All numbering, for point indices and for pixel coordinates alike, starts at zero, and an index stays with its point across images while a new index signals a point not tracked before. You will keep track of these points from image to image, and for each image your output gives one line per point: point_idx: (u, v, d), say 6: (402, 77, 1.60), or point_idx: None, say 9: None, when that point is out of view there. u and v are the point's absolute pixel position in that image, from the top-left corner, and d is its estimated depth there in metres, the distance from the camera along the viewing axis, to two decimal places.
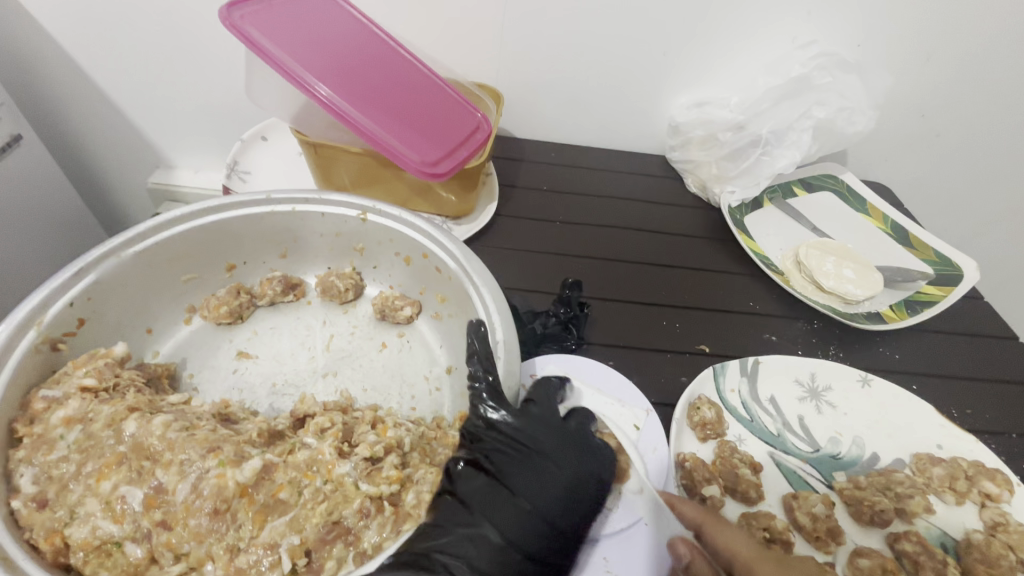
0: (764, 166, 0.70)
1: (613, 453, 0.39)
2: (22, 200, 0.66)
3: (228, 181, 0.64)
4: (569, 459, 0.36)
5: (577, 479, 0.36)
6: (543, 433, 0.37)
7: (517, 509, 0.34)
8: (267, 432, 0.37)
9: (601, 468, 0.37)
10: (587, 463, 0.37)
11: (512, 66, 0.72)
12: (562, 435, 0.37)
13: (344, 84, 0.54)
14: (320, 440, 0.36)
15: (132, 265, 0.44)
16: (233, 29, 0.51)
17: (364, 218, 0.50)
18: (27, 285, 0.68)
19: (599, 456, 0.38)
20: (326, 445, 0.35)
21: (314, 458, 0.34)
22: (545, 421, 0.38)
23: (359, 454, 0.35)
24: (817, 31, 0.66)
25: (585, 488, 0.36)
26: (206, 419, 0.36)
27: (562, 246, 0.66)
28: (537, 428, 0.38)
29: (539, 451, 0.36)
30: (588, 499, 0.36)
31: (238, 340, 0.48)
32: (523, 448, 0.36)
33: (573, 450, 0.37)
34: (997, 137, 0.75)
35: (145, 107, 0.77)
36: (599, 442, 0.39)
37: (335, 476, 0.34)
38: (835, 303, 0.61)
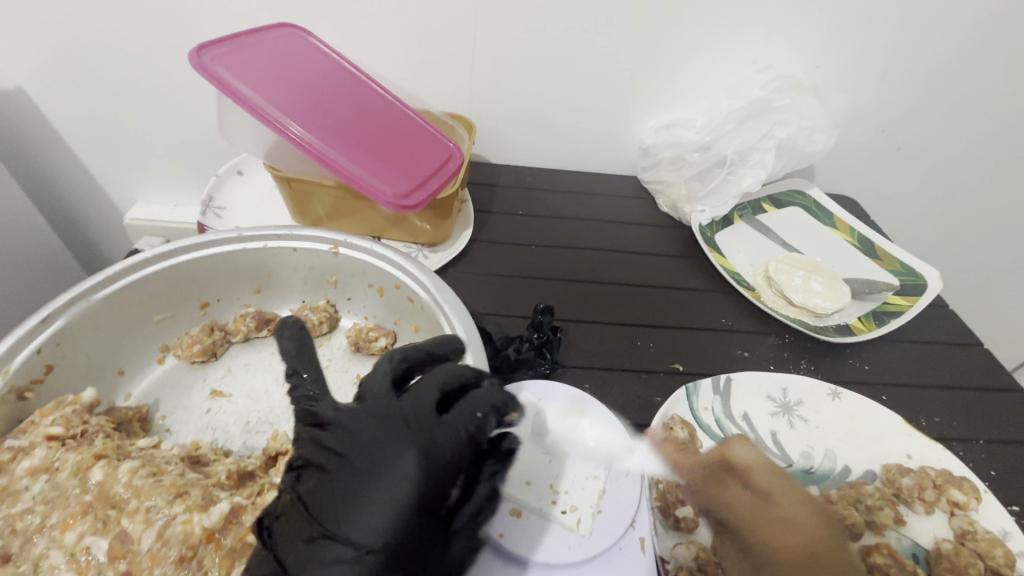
0: (732, 186, 0.72)
1: (443, 433, 0.35)
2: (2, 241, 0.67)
3: (204, 218, 0.64)
4: (370, 457, 0.33)
5: (389, 482, 0.32)
6: (359, 437, 0.35)
7: (331, 525, 0.31)
8: (237, 473, 0.37)
9: (422, 454, 0.33)
10: (398, 454, 0.33)
11: (484, 96, 0.73)
12: (381, 428, 0.35)
13: (316, 122, 0.56)
14: None
15: (102, 308, 0.44)
16: (202, 72, 0.52)
17: (336, 251, 0.50)
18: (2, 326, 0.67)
19: (425, 439, 0.34)
20: None
21: None
22: (360, 420, 0.35)
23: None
24: (775, 55, 0.69)
25: (401, 485, 0.32)
26: (174, 463, 0.36)
27: (538, 269, 0.67)
28: (348, 429, 0.35)
29: (343, 458, 0.34)
30: (410, 493, 0.32)
31: (212, 378, 0.48)
32: (329, 460, 0.34)
33: (375, 448, 0.34)
34: (953, 150, 0.78)
35: (125, 142, 0.78)
36: (431, 422, 0.35)
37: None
38: (805, 317, 0.63)
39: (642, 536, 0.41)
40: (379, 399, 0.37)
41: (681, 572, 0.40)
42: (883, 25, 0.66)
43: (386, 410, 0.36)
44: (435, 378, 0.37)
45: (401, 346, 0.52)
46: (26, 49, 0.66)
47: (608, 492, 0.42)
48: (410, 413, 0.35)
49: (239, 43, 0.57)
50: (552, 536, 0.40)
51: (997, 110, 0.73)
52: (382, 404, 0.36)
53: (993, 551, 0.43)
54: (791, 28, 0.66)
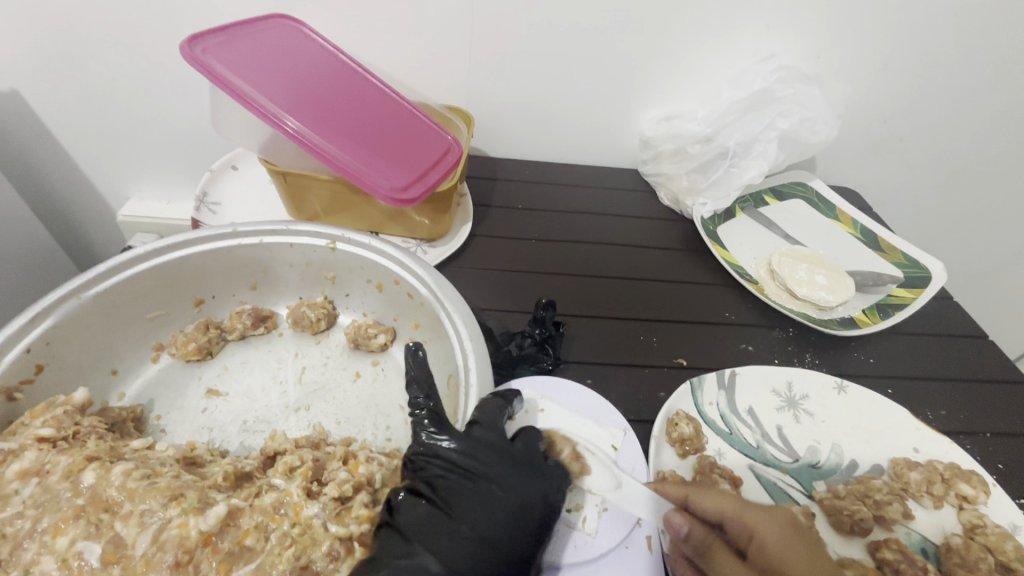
0: (733, 178, 0.71)
1: (557, 470, 0.38)
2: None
3: (198, 213, 0.63)
4: (506, 479, 0.35)
5: (529, 505, 0.34)
6: (492, 459, 0.36)
7: (476, 534, 0.32)
8: (234, 474, 0.36)
9: (547, 489, 0.36)
10: (532, 485, 0.35)
11: (482, 88, 0.72)
12: (512, 454, 0.36)
13: (311, 114, 0.54)
14: (287, 480, 0.36)
15: (94, 306, 0.43)
16: (194, 63, 0.50)
17: (334, 246, 0.49)
18: None
19: (546, 476, 0.37)
20: (293, 486, 0.35)
21: (281, 500, 0.34)
22: (489, 441, 0.36)
23: (327, 494, 0.35)
24: (778, 45, 0.68)
25: (534, 512, 0.34)
26: (169, 465, 0.36)
27: (538, 264, 0.66)
28: (481, 448, 0.36)
29: (483, 474, 0.35)
30: (541, 521, 0.34)
31: (207, 376, 0.47)
32: (468, 472, 0.35)
33: (516, 473, 0.35)
34: (957, 140, 0.77)
35: (116, 137, 0.77)
36: (547, 465, 0.38)
37: (302, 518, 0.33)
38: (809, 310, 0.62)
39: (649, 533, 0.39)
40: (497, 422, 0.38)
41: None
42: (888, 13, 0.65)
43: (510, 438, 0.37)
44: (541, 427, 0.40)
45: (401, 342, 0.51)
46: (11, 40, 0.64)
47: (612, 490, 0.41)
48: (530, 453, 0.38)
49: (232, 34, 0.56)
50: (556, 535, 0.39)
51: (1000, 100, 0.73)
52: (505, 432, 0.37)
53: (1003, 545, 0.42)
54: (794, 16, 0.65)
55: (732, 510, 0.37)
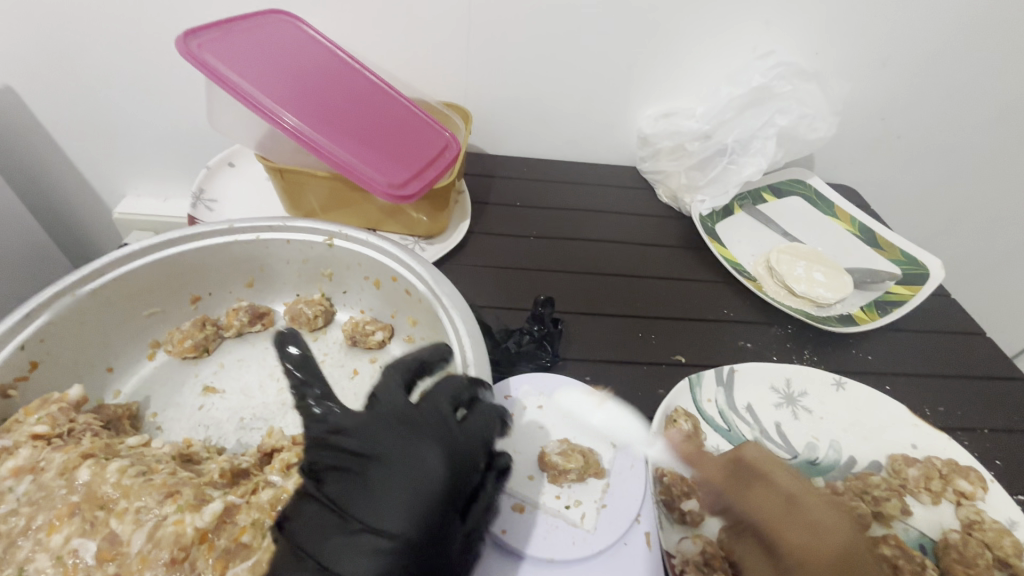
0: (732, 175, 0.71)
1: (470, 433, 0.35)
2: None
3: (195, 210, 0.62)
4: (393, 458, 0.32)
5: (419, 476, 0.31)
6: (379, 441, 0.33)
7: (369, 521, 0.30)
8: (231, 471, 0.36)
9: (449, 454, 0.33)
10: (430, 451, 0.32)
11: (480, 84, 0.72)
12: (401, 431, 0.33)
13: (309, 110, 0.54)
14: (285, 477, 0.36)
15: (88, 303, 0.43)
16: (190, 59, 0.50)
17: (331, 242, 0.49)
18: None
19: (449, 441, 0.33)
20: (291, 483, 0.35)
21: (279, 497, 0.34)
22: (379, 420, 0.34)
23: None
24: (777, 41, 0.68)
25: (431, 482, 0.31)
26: (165, 462, 0.35)
27: (537, 261, 0.65)
28: (368, 432, 0.34)
29: (370, 459, 0.32)
30: (439, 490, 0.31)
31: (204, 373, 0.46)
32: (353, 460, 0.33)
33: (403, 445, 0.33)
34: (955, 137, 0.78)
35: (113, 134, 0.77)
36: (454, 429, 0.34)
37: None
38: (807, 307, 0.62)
39: (647, 530, 0.39)
40: (395, 397, 0.36)
41: (688, 567, 0.39)
42: (886, 9, 0.65)
43: (405, 410, 0.35)
44: (449, 383, 0.37)
45: (399, 339, 0.51)
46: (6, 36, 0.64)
47: (610, 486, 0.41)
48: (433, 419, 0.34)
49: (228, 29, 0.55)
50: (556, 533, 0.38)
51: (998, 97, 0.73)
52: (399, 405, 0.35)
53: (1001, 541, 0.42)
54: (792, 12, 0.65)
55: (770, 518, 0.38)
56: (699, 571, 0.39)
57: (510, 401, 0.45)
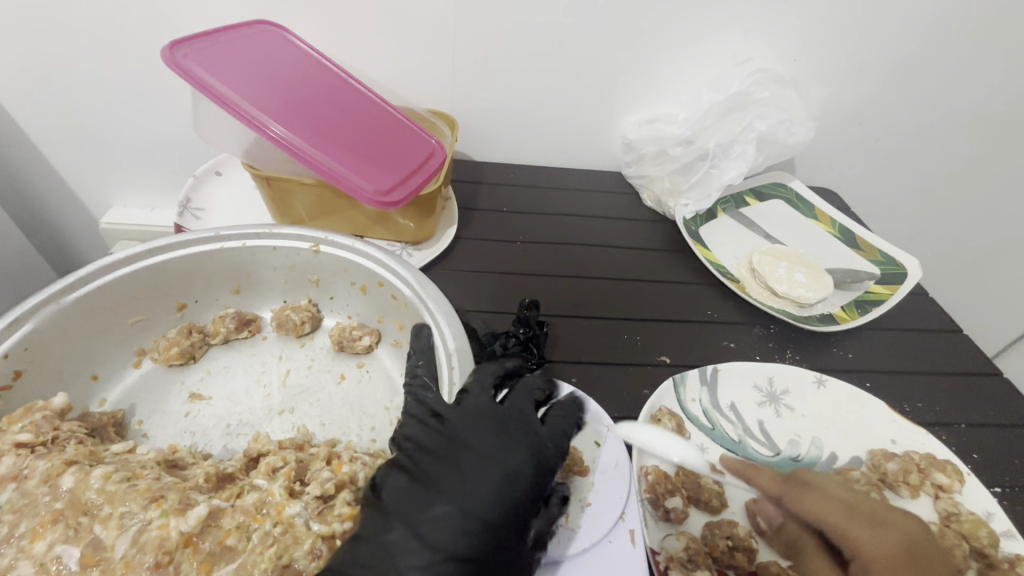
0: (714, 180, 0.72)
1: (551, 441, 0.39)
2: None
3: (181, 219, 0.63)
4: (488, 447, 0.36)
5: (512, 469, 0.35)
6: (473, 429, 0.37)
7: (466, 498, 0.33)
8: (215, 476, 0.36)
9: (536, 458, 0.37)
10: (520, 449, 0.37)
11: (466, 93, 0.73)
12: (496, 423, 0.38)
13: (295, 119, 0.55)
14: (270, 481, 0.36)
15: (74, 311, 0.43)
16: (177, 69, 0.50)
17: (317, 249, 0.50)
18: None
19: (536, 446, 0.38)
20: (276, 486, 0.35)
21: (264, 500, 0.34)
22: (474, 414, 0.38)
23: (310, 493, 0.35)
24: (755, 49, 0.69)
25: (519, 478, 0.35)
26: (150, 468, 0.36)
27: (523, 266, 0.66)
28: (466, 421, 0.37)
29: (463, 444, 0.36)
30: (524, 488, 0.35)
31: (190, 381, 0.47)
32: (446, 444, 0.36)
33: (501, 441, 0.36)
34: (930, 140, 0.80)
35: (99, 145, 0.77)
36: (538, 433, 0.39)
37: (285, 517, 0.33)
38: (789, 307, 0.63)
39: (631, 528, 0.40)
40: (483, 396, 0.40)
41: (672, 564, 0.39)
42: (859, 17, 0.67)
43: (497, 409, 0.39)
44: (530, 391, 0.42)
45: (386, 344, 0.51)
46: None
47: (595, 485, 0.42)
48: (520, 422, 0.39)
49: (214, 39, 0.56)
50: (542, 531, 0.39)
51: (970, 101, 0.75)
52: (490, 404, 0.39)
53: (977, 531, 0.43)
54: (769, 21, 0.67)
55: (835, 523, 0.38)
56: (682, 568, 0.39)
57: None
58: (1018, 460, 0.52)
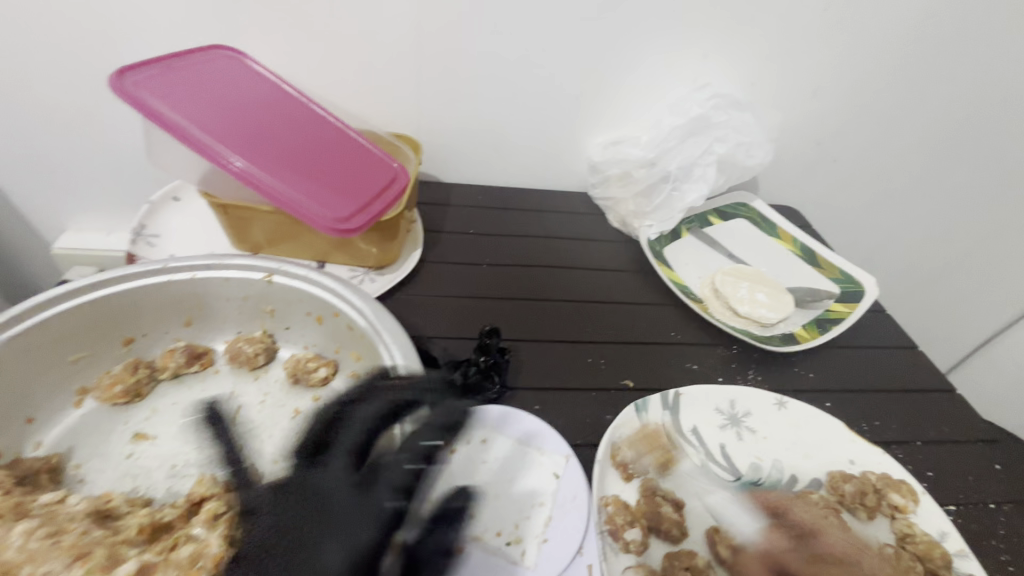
0: (676, 202, 0.73)
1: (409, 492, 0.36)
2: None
3: (133, 246, 0.61)
4: (331, 524, 0.34)
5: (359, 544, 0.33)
6: (319, 506, 0.35)
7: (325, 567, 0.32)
8: (151, 526, 0.35)
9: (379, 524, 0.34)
10: (363, 524, 0.34)
11: (431, 116, 0.73)
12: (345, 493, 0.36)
13: (251, 146, 0.54)
14: (209, 529, 0.35)
15: (8, 351, 0.41)
16: (124, 97, 0.49)
17: (270, 279, 0.48)
18: None
19: (379, 509, 0.35)
20: (214, 536, 0.34)
21: (199, 553, 0.33)
22: (324, 489, 0.36)
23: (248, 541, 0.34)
24: (712, 73, 0.71)
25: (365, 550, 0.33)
26: (77, 521, 0.34)
27: (489, 289, 0.66)
28: (317, 498, 0.35)
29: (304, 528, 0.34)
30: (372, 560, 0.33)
31: (135, 420, 0.45)
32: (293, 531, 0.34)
33: (345, 517, 0.34)
34: (885, 160, 0.82)
35: (52, 170, 0.75)
36: (389, 487, 0.36)
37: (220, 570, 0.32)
38: (752, 327, 0.64)
39: (590, 562, 0.40)
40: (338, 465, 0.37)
41: None
42: (812, 43, 0.69)
43: (345, 478, 0.36)
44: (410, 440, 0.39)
45: (344, 376, 0.50)
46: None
47: (554, 521, 0.41)
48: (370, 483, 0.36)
49: (168, 64, 0.55)
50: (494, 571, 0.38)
51: (922, 122, 0.78)
52: (340, 472, 0.36)
53: (931, 552, 0.44)
54: (724, 46, 0.69)
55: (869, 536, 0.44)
56: None
57: None
58: (972, 476, 0.53)
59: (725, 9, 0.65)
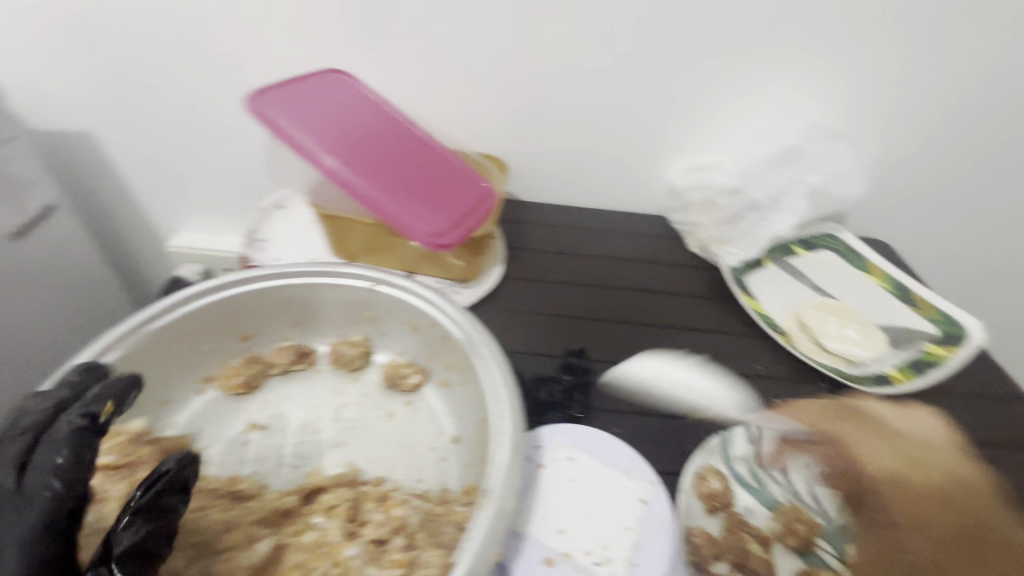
0: (762, 230, 0.72)
1: None
2: (24, 258, 0.72)
3: (248, 251, 0.68)
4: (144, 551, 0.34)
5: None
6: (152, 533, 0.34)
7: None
8: (276, 511, 0.40)
9: None
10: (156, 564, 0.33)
11: (516, 138, 0.76)
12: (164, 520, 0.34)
13: (359, 162, 0.58)
14: (326, 519, 0.39)
15: (158, 337, 0.47)
16: (259, 118, 0.56)
17: (373, 288, 0.52)
18: (33, 344, 0.74)
19: None
20: (331, 526, 0.38)
21: (320, 540, 0.37)
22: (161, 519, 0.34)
23: (364, 537, 0.37)
24: (803, 103, 0.70)
25: None
26: (218, 499, 0.41)
27: (569, 307, 0.67)
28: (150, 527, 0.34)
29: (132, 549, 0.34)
30: None
31: (249, 411, 0.49)
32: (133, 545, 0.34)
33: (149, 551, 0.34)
34: (993, 195, 0.77)
35: (174, 175, 0.85)
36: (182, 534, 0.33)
37: (340, 559, 0.36)
38: (840, 365, 0.62)
39: None
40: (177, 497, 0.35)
41: None
42: (911, 75, 0.66)
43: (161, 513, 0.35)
44: None
45: (434, 384, 0.52)
46: (104, 76, 0.73)
47: (643, 546, 0.41)
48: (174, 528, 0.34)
49: (293, 85, 0.60)
50: None
51: None
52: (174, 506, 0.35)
53: None
54: (815, 77, 0.67)
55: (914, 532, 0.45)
56: None
57: (541, 450, 0.46)
58: None
59: (818, 38, 0.64)
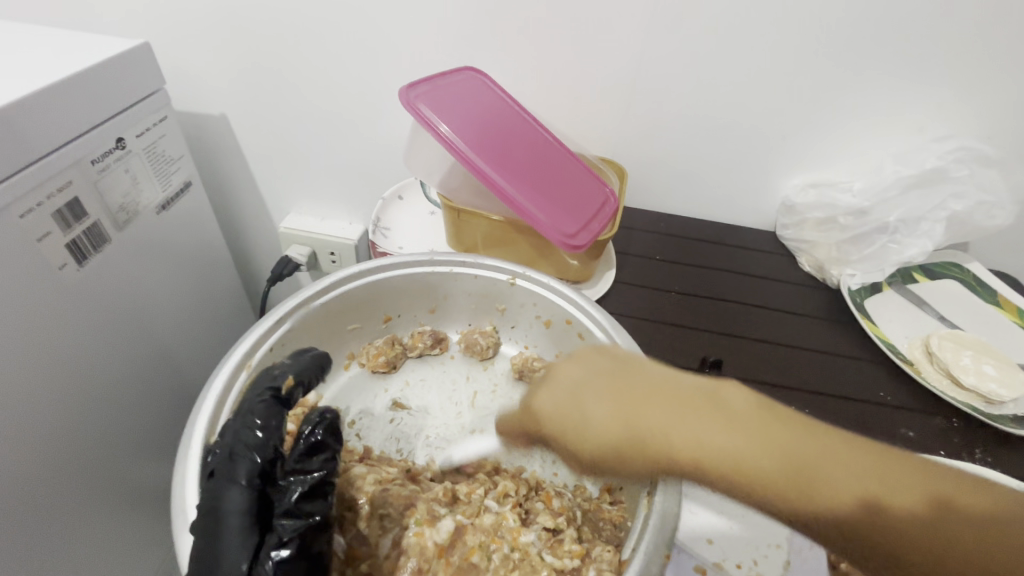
0: (891, 254, 0.71)
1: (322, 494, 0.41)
2: (168, 229, 0.75)
3: (373, 237, 0.70)
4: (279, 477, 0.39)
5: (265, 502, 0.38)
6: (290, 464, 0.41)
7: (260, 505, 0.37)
8: (450, 492, 0.47)
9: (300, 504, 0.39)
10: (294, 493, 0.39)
11: (631, 144, 0.76)
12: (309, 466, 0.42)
13: (498, 160, 0.60)
14: (500, 504, 0.47)
15: (317, 313, 0.53)
16: (411, 111, 0.58)
17: (513, 281, 0.57)
18: (166, 314, 0.76)
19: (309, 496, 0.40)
20: (506, 511, 0.46)
21: (499, 523, 0.45)
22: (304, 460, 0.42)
23: (539, 524, 0.45)
24: (948, 125, 0.67)
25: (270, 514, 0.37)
26: (395, 474, 0.48)
27: (682, 318, 0.67)
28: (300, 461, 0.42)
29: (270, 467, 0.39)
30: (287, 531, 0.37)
31: (392, 389, 0.57)
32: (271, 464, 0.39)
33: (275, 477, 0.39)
34: None
35: (293, 160, 0.89)
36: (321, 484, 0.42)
37: (519, 543, 0.44)
38: (975, 401, 0.58)
39: None
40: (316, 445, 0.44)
41: None
42: None
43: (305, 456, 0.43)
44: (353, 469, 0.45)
45: None
46: (249, 69, 0.78)
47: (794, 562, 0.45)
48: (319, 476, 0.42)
49: (436, 81, 0.62)
50: None
51: None
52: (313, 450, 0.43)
53: None
54: (966, 98, 0.65)
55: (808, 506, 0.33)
56: None
57: None
58: None
59: (976, 57, 0.61)
